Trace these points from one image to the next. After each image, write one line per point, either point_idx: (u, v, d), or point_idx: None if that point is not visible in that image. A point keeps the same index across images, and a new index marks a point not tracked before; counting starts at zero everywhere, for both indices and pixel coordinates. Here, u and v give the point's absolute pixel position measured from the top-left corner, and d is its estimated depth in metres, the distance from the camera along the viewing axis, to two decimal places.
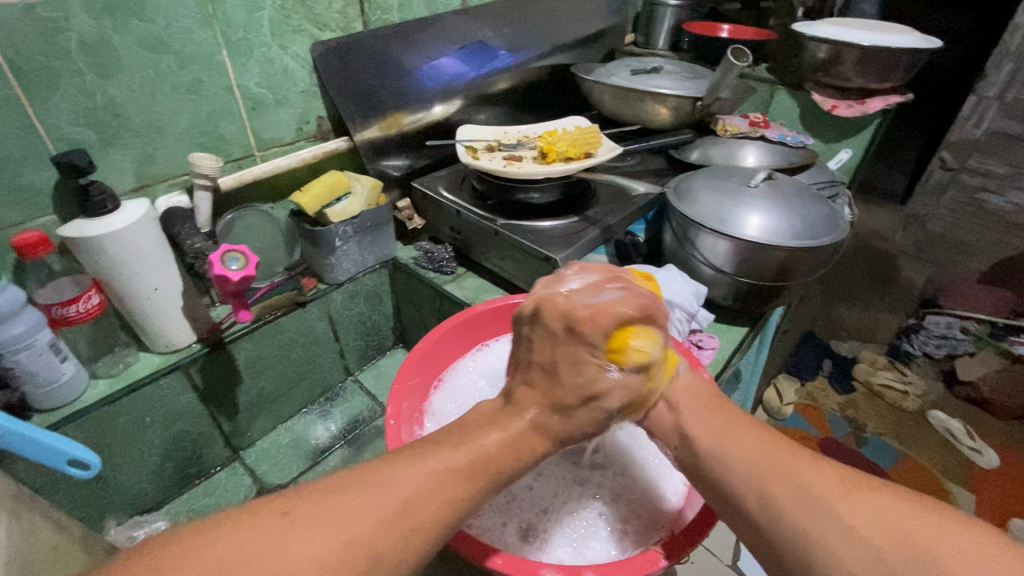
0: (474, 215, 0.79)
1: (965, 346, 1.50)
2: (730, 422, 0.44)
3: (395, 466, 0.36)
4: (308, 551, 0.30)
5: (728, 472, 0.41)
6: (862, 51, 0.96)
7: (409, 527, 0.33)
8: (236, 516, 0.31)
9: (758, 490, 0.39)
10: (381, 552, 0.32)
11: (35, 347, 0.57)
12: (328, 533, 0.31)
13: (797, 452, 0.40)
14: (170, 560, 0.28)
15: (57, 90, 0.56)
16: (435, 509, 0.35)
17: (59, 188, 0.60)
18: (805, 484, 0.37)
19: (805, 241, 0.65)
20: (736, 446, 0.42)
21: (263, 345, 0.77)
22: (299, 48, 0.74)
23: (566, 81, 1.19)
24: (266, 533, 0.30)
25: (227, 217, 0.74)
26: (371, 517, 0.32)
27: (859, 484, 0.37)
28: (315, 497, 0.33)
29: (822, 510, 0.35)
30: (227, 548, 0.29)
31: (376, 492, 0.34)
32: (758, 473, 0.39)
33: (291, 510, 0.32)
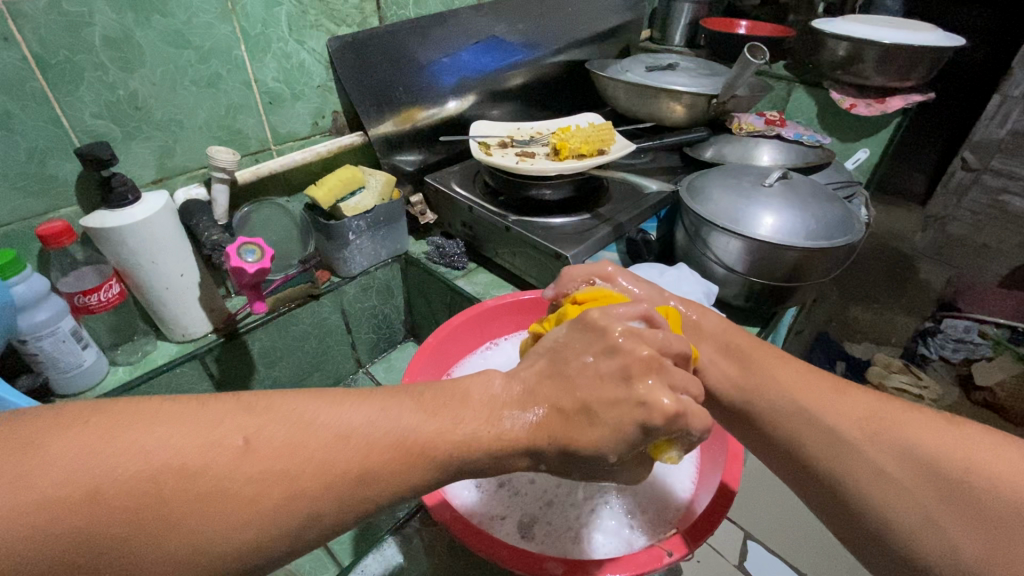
0: (487, 211, 0.79)
1: (983, 350, 1.48)
2: (764, 374, 0.48)
3: (377, 418, 0.34)
4: (254, 492, 0.29)
5: (771, 426, 0.46)
6: (883, 49, 0.94)
7: (361, 497, 0.32)
8: (199, 423, 0.29)
9: (794, 447, 0.43)
10: (317, 512, 0.30)
11: (59, 333, 0.59)
12: (275, 480, 0.29)
13: (829, 395, 0.44)
14: (114, 443, 0.27)
15: (81, 83, 0.57)
16: (390, 487, 0.33)
17: (82, 179, 0.61)
18: (837, 429, 0.41)
19: (821, 242, 0.65)
20: (770, 403, 0.46)
21: (277, 336, 0.79)
22: (316, 43, 0.75)
23: (581, 77, 1.19)
24: (216, 456, 0.28)
25: (244, 209, 0.75)
26: (325, 478, 0.31)
27: (883, 421, 0.40)
28: (282, 427, 0.31)
29: (856, 454, 0.39)
30: (172, 457, 0.28)
31: (342, 448, 0.32)
32: (795, 423, 0.44)
33: (253, 438, 0.30)
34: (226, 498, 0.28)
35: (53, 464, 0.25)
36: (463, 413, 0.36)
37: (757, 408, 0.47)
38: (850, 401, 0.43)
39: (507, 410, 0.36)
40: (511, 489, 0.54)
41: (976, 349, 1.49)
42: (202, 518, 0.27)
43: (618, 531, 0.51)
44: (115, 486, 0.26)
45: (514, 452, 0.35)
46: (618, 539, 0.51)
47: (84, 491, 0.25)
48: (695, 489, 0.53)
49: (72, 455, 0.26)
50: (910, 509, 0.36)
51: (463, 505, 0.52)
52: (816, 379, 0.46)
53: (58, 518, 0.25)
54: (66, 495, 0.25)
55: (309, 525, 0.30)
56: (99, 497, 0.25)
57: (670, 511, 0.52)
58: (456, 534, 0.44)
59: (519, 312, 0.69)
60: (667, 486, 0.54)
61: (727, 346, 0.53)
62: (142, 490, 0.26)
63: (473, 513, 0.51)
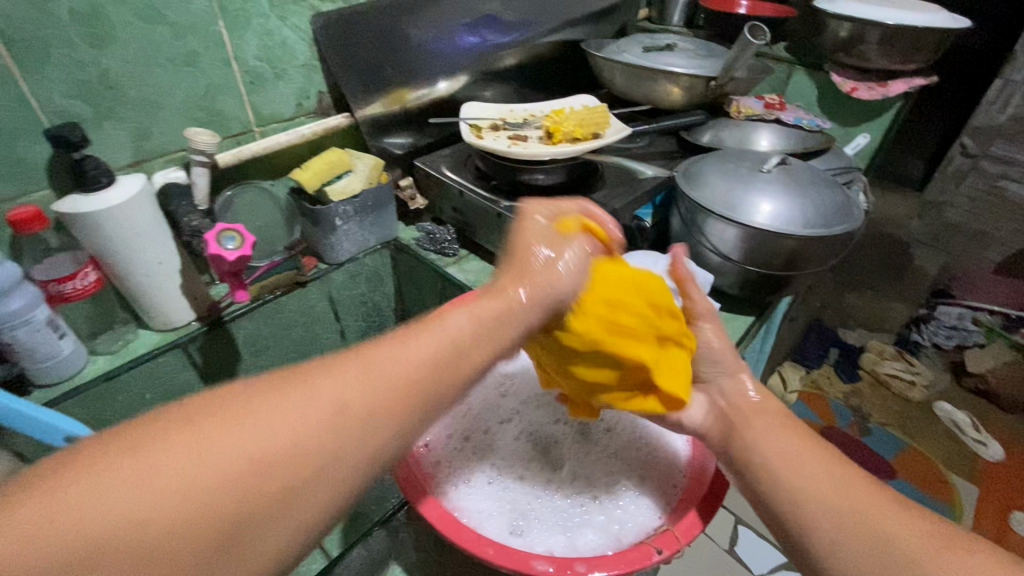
0: (477, 196, 0.77)
1: (975, 337, 1.48)
2: (813, 449, 0.45)
3: (394, 338, 0.37)
4: (311, 408, 0.31)
5: (809, 526, 0.41)
6: (887, 30, 0.91)
7: (411, 391, 0.35)
8: (216, 411, 0.29)
9: (831, 532, 0.40)
10: (378, 414, 0.33)
11: (33, 323, 0.56)
12: (326, 400, 0.32)
13: (886, 502, 0.40)
14: (170, 427, 0.28)
15: (50, 60, 0.54)
16: (430, 381, 0.36)
17: (53, 162, 0.59)
18: (891, 544, 0.37)
19: (818, 231, 0.64)
20: (810, 477, 0.43)
21: (263, 324, 0.77)
22: (299, 19, 0.72)
23: (576, 58, 1.15)
24: (264, 400, 0.31)
25: (226, 193, 0.72)
26: (361, 387, 0.33)
27: (939, 541, 0.37)
28: (314, 368, 0.34)
29: (897, 560, 0.37)
30: (211, 442, 0.28)
31: (355, 366, 0.34)
32: (838, 523, 0.40)
33: (290, 380, 0.32)
34: (288, 424, 0.30)
35: (95, 499, 0.25)
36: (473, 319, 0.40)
37: (793, 476, 0.43)
38: (906, 516, 0.39)
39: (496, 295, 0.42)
40: (499, 482, 0.54)
41: (968, 336, 1.49)
42: (283, 465, 0.29)
43: (606, 527, 0.50)
44: (186, 448, 0.27)
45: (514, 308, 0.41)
46: (606, 536, 0.49)
47: (161, 458, 0.27)
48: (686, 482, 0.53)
49: (134, 448, 0.27)
50: None
51: (450, 500, 0.51)
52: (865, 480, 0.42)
53: (143, 485, 0.26)
54: (146, 465, 0.26)
55: (380, 426, 0.33)
56: (177, 457, 0.27)
57: (657, 508, 0.51)
58: (444, 535, 0.42)
59: None
60: (657, 482, 0.54)
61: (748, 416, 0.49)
62: (212, 440, 0.28)
63: (459, 508, 0.50)
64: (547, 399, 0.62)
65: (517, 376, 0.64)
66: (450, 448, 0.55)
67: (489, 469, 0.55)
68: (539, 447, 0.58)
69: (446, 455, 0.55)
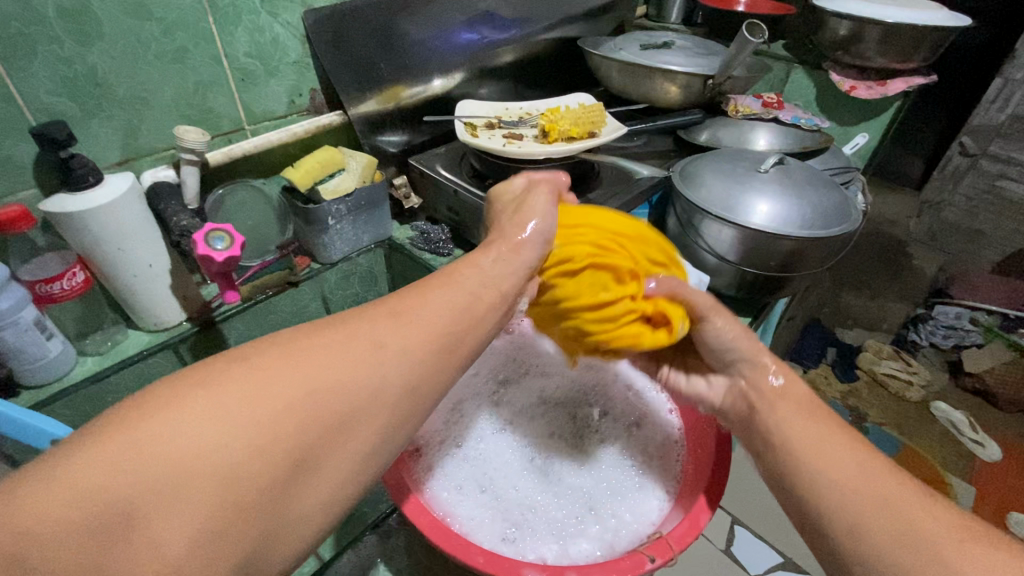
0: (472, 195, 0.76)
1: (974, 337, 1.46)
2: (841, 432, 0.41)
3: (411, 292, 0.41)
4: (348, 347, 0.35)
5: (860, 540, 0.36)
6: (886, 28, 0.90)
7: (435, 332, 0.38)
8: (267, 355, 0.32)
9: (854, 520, 0.36)
10: (412, 349, 0.37)
11: (21, 324, 0.55)
12: (360, 343, 0.35)
13: (920, 494, 0.37)
14: (227, 370, 0.31)
15: (35, 58, 0.53)
16: (454, 323, 0.40)
17: (40, 161, 0.58)
18: (955, 573, 0.32)
19: (815, 232, 0.63)
20: (837, 460, 0.39)
21: (255, 324, 0.76)
22: (291, 16, 0.71)
23: (573, 55, 1.14)
24: (305, 345, 0.34)
25: (217, 192, 0.71)
26: (391, 328, 0.37)
27: (973, 537, 0.34)
28: (344, 320, 0.37)
29: (927, 553, 0.33)
30: (270, 376, 0.31)
31: (381, 311, 0.38)
32: (895, 541, 0.34)
33: (324, 329, 0.36)
34: (330, 360, 0.33)
35: (176, 427, 0.27)
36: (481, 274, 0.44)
37: (818, 459, 0.40)
38: (978, 546, 0.33)
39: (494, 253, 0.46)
40: (492, 490, 0.53)
41: (966, 335, 1.47)
42: (335, 395, 0.32)
43: (601, 535, 0.50)
44: (245, 384, 0.30)
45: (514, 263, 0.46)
46: (598, 544, 0.49)
47: (224, 393, 0.29)
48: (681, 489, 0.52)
49: (198, 389, 0.29)
50: None
51: (442, 509, 0.50)
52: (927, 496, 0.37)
53: (216, 415, 0.28)
54: (212, 401, 0.29)
55: (414, 362, 0.36)
56: (240, 391, 0.30)
57: (650, 515, 0.51)
58: (434, 545, 0.42)
59: None
60: (652, 490, 0.53)
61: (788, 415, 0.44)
62: (268, 377, 0.31)
63: (450, 518, 0.50)
64: (541, 407, 0.62)
65: (513, 386, 0.63)
66: (443, 456, 0.55)
67: (482, 477, 0.54)
68: (534, 454, 0.58)
69: (439, 463, 0.54)
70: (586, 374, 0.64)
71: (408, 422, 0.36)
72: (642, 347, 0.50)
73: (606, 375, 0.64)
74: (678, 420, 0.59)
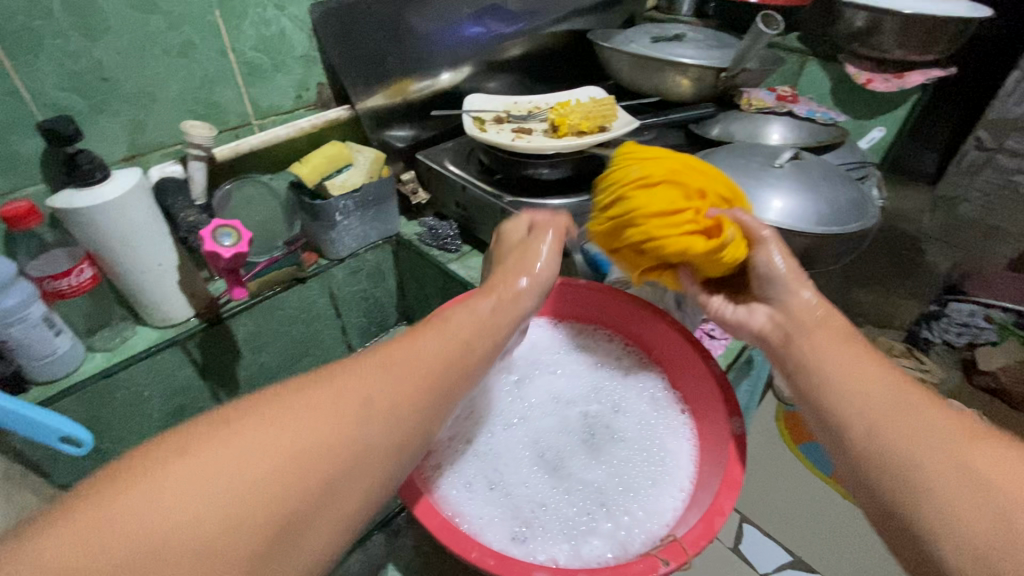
0: (480, 191, 0.75)
1: (988, 335, 1.24)
2: (867, 354, 0.42)
3: (401, 342, 0.40)
4: (340, 401, 0.33)
5: (890, 456, 0.35)
6: (904, 19, 0.88)
7: (426, 385, 0.38)
8: (257, 413, 0.31)
9: (868, 417, 0.38)
10: (401, 406, 0.36)
11: (29, 320, 0.56)
12: (353, 396, 0.34)
13: (938, 405, 0.37)
14: (212, 434, 0.29)
15: (41, 53, 0.53)
16: (442, 374, 0.39)
17: (47, 156, 0.58)
18: (989, 483, 0.32)
19: (832, 229, 0.62)
20: (858, 370, 0.41)
21: (263, 321, 0.76)
22: (297, 9, 0.70)
23: (583, 48, 1.13)
24: (295, 402, 0.32)
25: (225, 187, 0.71)
26: (383, 381, 0.36)
27: (982, 436, 0.34)
28: (334, 372, 0.36)
29: (932, 438, 0.35)
30: (256, 440, 0.29)
31: (371, 363, 0.37)
32: (925, 457, 0.34)
33: (314, 383, 0.34)
34: (323, 416, 0.32)
35: (158, 503, 0.25)
36: (469, 320, 0.44)
37: (836, 364, 0.41)
38: (988, 444, 0.34)
39: (481, 299, 0.46)
40: (502, 488, 0.53)
41: (979, 334, 1.25)
42: (323, 456, 0.31)
43: (613, 534, 0.49)
44: (231, 449, 0.28)
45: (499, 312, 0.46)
46: (611, 543, 0.48)
47: (209, 459, 0.27)
48: (694, 489, 0.52)
49: (180, 460, 0.27)
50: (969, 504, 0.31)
51: (452, 508, 0.50)
52: (961, 418, 0.36)
53: (198, 487, 0.26)
54: (195, 469, 0.27)
55: (403, 417, 0.36)
56: (227, 457, 0.28)
57: (665, 515, 0.50)
58: (445, 546, 0.41)
59: None
60: (667, 488, 0.52)
61: (816, 346, 0.44)
62: (257, 438, 0.29)
63: (459, 518, 0.49)
64: (552, 404, 0.61)
65: (525, 382, 0.62)
66: (452, 453, 0.55)
67: (492, 474, 0.54)
68: (544, 451, 0.57)
69: (448, 460, 0.54)
70: (596, 373, 0.64)
71: (391, 479, 0.35)
72: (696, 251, 0.48)
73: (616, 373, 0.63)
74: (690, 420, 0.57)
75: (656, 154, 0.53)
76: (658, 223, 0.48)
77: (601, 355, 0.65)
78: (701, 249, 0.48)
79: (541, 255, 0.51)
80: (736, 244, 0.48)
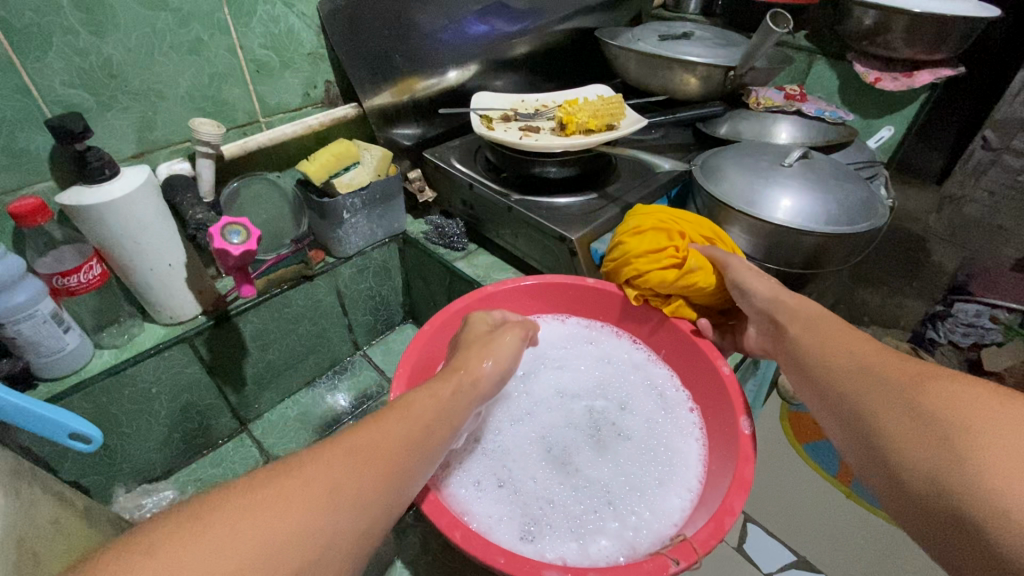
0: (487, 189, 0.75)
1: (993, 336, 1.23)
2: (842, 327, 0.47)
3: (364, 426, 0.39)
4: (301, 496, 0.33)
5: (862, 414, 0.40)
6: (913, 18, 0.87)
7: (389, 468, 0.37)
8: (215, 518, 0.30)
9: (837, 382, 0.43)
10: (365, 490, 0.35)
11: (38, 317, 0.55)
12: (315, 488, 0.34)
13: (900, 359, 0.41)
14: (168, 543, 0.28)
15: (50, 49, 0.53)
16: (404, 456, 0.39)
17: (56, 153, 0.58)
18: (934, 416, 0.35)
19: (842, 228, 0.61)
20: (831, 340, 0.46)
21: (270, 319, 0.76)
22: (305, 6, 0.70)
23: (589, 46, 1.12)
24: (254, 501, 0.32)
25: (232, 185, 0.71)
26: (348, 467, 0.36)
27: (932, 376, 0.38)
28: (295, 463, 0.35)
29: (883, 384, 0.40)
30: (219, 540, 0.29)
31: (336, 450, 0.36)
32: (886, 408, 0.39)
33: (275, 477, 0.34)
34: (285, 513, 0.32)
35: None
36: (429, 405, 0.43)
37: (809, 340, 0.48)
38: (936, 381, 0.38)
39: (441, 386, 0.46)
40: (510, 485, 0.53)
41: (984, 335, 1.23)
42: (285, 555, 0.30)
43: (621, 533, 0.49)
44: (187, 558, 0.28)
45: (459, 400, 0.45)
46: (618, 540, 0.48)
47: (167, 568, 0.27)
48: (703, 488, 0.51)
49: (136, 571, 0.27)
50: (913, 430, 0.36)
51: (460, 506, 0.50)
52: (925, 366, 0.40)
53: None
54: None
55: (366, 504, 0.35)
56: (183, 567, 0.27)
57: (674, 513, 0.50)
58: (456, 542, 0.41)
59: (523, 298, 0.65)
60: (676, 488, 0.52)
61: (805, 327, 0.49)
62: (214, 545, 0.29)
63: (468, 515, 0.49)
64: (559, 401, 0.62)
65: (532, 377, 0.63)
66: (461, 451, 0.55)
67: (500, 471, 0.54)
68: (551, 448, 0.57)
69: (457, 459, 0.54)
70: (604, 370, 0.63)
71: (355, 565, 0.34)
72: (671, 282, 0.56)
73: (624, 369, 0.63)
74: (700, 419, 0.57)
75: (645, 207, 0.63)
76: (641, 260, 0.58)
77: (608, 352, 0.65)
78: (675, 278, 0.56)
79: (501, 351, 0.51)
80: (706, 274, 0.57)
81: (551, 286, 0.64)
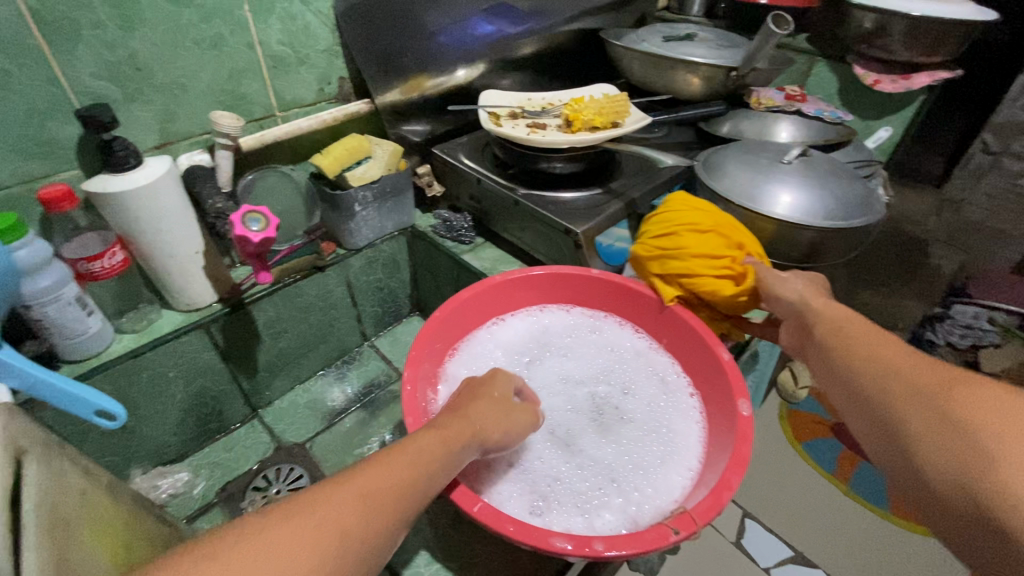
0: (495, 184, 0.77)
1: (989, 337, 1.24)
2: (864, 326, 0.47)
3: (371, 462, 0.39)
4: (313, 541, 0.33)
5: (885, 414, 0.40)
6: (911, 21, 0.89)
7: (400, 508, 0.38)
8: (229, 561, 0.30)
9: (860, 379, 0.43)
10: (373, 531, 0.36)
11: (63, 299, 0.58)
12: (327, 532, 0.34)
13: (925, 361, 0.41)
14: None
15: (80, 42, 0.55)
16: (410, 496, 0.39)
17: (82, 143, 0.60)
18: (960, 417, 0.35)
19: (838, 223, 0.63)
20: (853, 337, 0.46)
21: (283, 308, 0.78)
22: (322, 4, 0.72)
23: (595, 46, 1.15)
24: (265, 547, 0.31)
25: (248, 177, 0.73)
26: (356, 511, 0.36)
27: (958, 380, 0.38)
28: (301, 505, 0.35)
29: (907, 385, 0.40)
30: None
31: (348, 492, 0.36)
32: (910, 408, 0.38)
33: (283, 519, 0.33)
34: (296, 559, 0.32)
35: None
36: (434, 437, 0.43)
37: (832, 336, 0.47)
38: (964, 386, 0.37)
39: (455, 436, 0.44)
40: (523, 468, 0.54)
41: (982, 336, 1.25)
42: None
43: (624, 509, 0.51)
44: None
45: (461, 438, 0.44)
46: (622, 518, 0.50)
47: None
48: (703, 468, 0.53)
49: None
50: (938, 432, 0.36)
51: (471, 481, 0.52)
52: (950, 367, 0.39)
53: None
54: None
55: (375, 545, 0.36)
56: None
57: (676, 489, 0.52)
58: (473, 514, 0.43)
59: (530, 289, 0.68)
60: (679, 468, 0.54)
61: (828, 325, 0.48)
62: None
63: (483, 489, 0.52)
64: (562, 386, 0.64)
65: (535, 364, 0.65)
66: None
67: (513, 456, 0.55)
68: (556, 429, 0.59)
69: None
70: (606, 357, 0.66)
71: None
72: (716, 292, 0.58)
73: (627, 357, 0.65)
74: (699, 404, 0.59)
75: (700, 205, 0.62)
76: (699, 262, 0.58)
77: (612, 339, 0.67)
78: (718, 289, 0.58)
79: (511, 426, 0.49)
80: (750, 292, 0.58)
81: (558, 277, 0.66)
